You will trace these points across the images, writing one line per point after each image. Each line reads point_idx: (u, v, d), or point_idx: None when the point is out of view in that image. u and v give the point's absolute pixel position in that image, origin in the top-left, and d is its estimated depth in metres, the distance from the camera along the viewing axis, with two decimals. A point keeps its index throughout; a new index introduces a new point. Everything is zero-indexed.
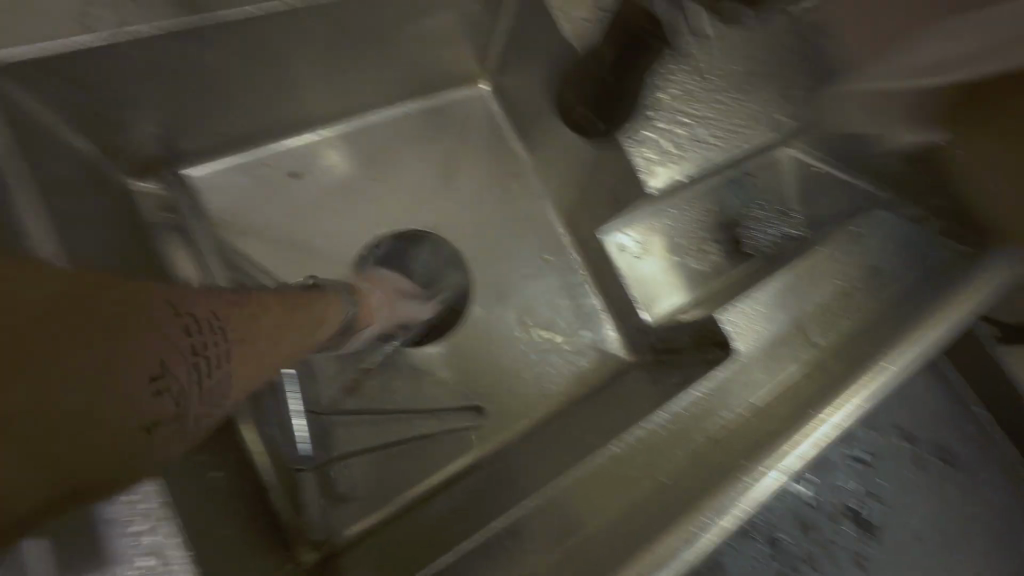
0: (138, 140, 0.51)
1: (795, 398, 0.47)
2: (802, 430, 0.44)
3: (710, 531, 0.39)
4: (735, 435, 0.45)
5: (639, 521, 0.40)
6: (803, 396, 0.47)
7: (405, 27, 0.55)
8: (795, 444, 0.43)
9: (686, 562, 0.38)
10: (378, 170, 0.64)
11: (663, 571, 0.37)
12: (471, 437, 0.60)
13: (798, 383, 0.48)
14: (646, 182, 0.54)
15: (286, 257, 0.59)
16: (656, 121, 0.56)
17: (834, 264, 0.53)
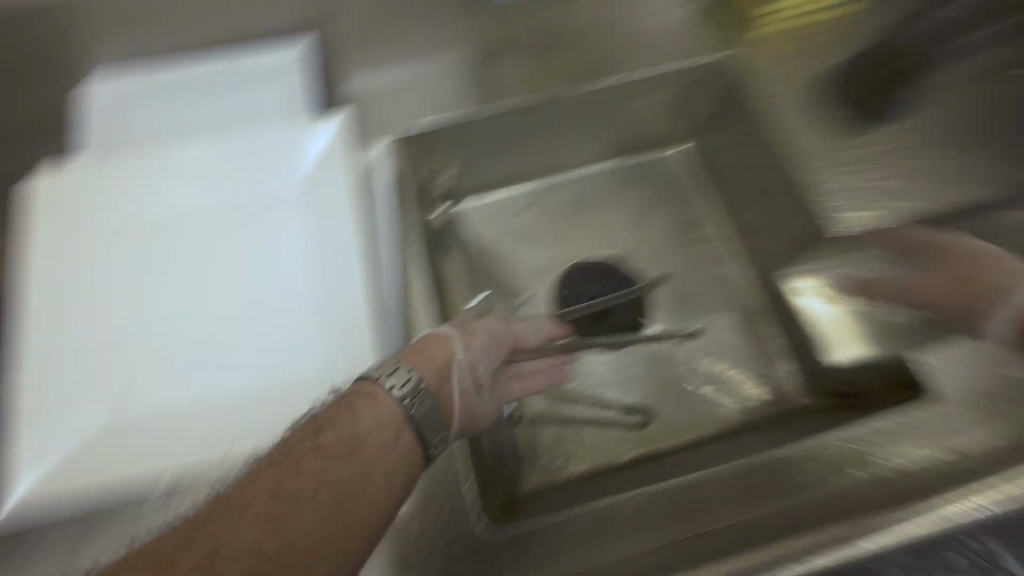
0: (440, 181, 0.74)
1: (1001, 449, 0.46)
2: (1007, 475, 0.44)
3: (869, 541, 0.42)
4: (923, 471, 0.46)
5: (807, 521, 0.44)
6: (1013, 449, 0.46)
7: (626, 104, 0.72)
8: (992, 491, 0.43)
9: (846, 554, 0.42)
10: (585, 208, 0.80)
11: (824, 555, 0.42)
12: (640, 437, 0.67)
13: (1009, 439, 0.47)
14: (824, 226, 0.62)
15: (513, 265, 0.76)
16: (840, 175, 0.62)
17: None
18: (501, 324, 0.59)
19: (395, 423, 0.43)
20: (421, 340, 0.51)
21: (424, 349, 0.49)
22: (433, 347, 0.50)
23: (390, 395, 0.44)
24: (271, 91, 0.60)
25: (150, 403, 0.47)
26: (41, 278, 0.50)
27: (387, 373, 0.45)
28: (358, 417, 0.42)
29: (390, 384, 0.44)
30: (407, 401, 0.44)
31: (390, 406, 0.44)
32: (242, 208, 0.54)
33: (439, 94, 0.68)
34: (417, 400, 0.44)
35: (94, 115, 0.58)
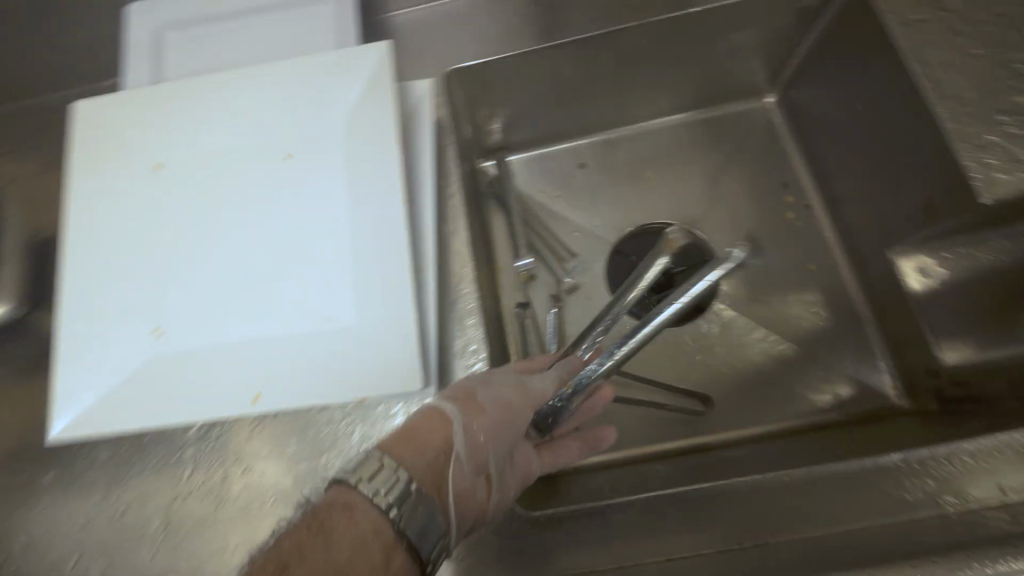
0: (493, 129, 0.68)
1: None
2: None
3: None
4: None
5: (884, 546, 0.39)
6: None
7: (713, 41, 0.62)
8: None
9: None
10: (653, 166, 0.71)
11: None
12: (698, 424, 0.59)
13: None
14: (979, 190, 0.44)
15: (566, 225, 0.70)
16: (1007, 121, 0.46)
17: None
18: (516, 391, 0.45)
19: (383, 541, 0.33)
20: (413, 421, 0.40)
21: (415, 447, 0.39)
22: (425, 439, 0.39)
23: (370, 503, 0.34)
24: (309, 13, 0.54)
25: (188, 346, 0.45)
26: (83, 209, 0.48)
27: (360, 473, 0.35)
28: (330, 538, 0.32)
29: (376, 496, 0.34)
30: (395, 522, 0.34)
31: (372, 518, 0.33)
32: (282, 147, 0.49)
33: (498, 28, 0.61)
34: (409, 513, 0.34)
35: (136, 45, 0.54)
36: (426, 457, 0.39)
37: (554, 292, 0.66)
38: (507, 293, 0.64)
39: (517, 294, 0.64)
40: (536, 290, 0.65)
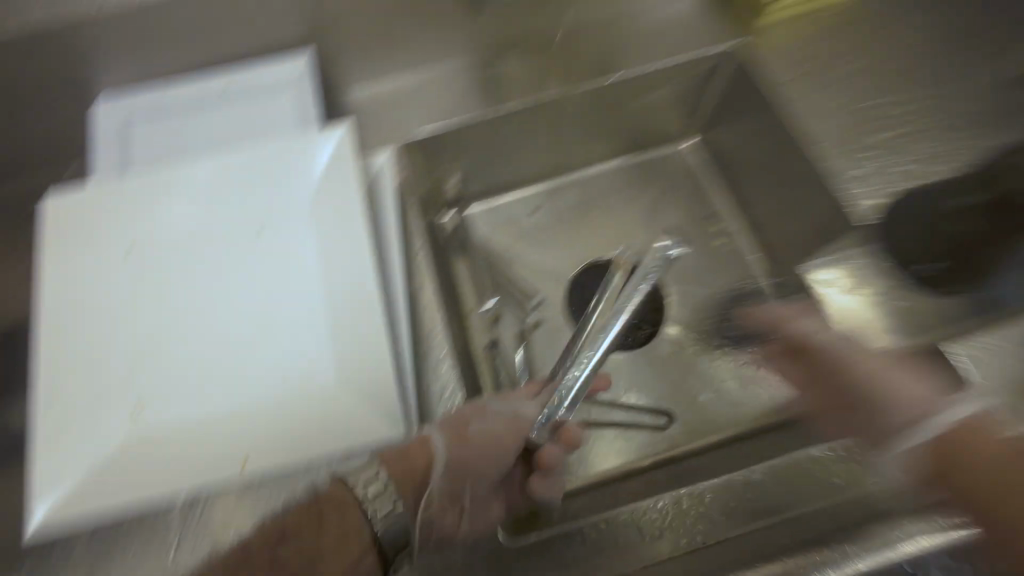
0: (448, 186, 0.74)
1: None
2: None
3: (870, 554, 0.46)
4: None
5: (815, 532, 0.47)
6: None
7: (635, 100, 0.71)
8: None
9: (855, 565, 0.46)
10: (596, 207, 0.78)
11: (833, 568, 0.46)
12: (661, 439, 0.64)
13: None
14: (851, 214, 0.59)
15: (524, 268, 0.75)
16: (867, 159, 0.60)
17: None
18: (507, 425, 0.52)
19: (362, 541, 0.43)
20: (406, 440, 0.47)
21: (406, 453, 0.47)
22: (414, 451, 0.47)
23: (359, 509, 0.43)
24: (275, 100, 0.59)
25: (168, 421, 0.46)
26: (53, 294, 0.49)
27: (363, 483, 0.44)
28: (324, 528, 0.42)
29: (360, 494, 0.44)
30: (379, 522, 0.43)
31: (358, 520, 0.43)
32: (257, 221, 0.53)
33: (447, 99, 0.68)
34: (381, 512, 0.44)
35: (106, 136, 0.57)
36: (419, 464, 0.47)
37: (519, 330, 0.70)
38: (476, 336, 0.68)
39: (484, 335, 0.68)
40: (502, 330, 0.70)
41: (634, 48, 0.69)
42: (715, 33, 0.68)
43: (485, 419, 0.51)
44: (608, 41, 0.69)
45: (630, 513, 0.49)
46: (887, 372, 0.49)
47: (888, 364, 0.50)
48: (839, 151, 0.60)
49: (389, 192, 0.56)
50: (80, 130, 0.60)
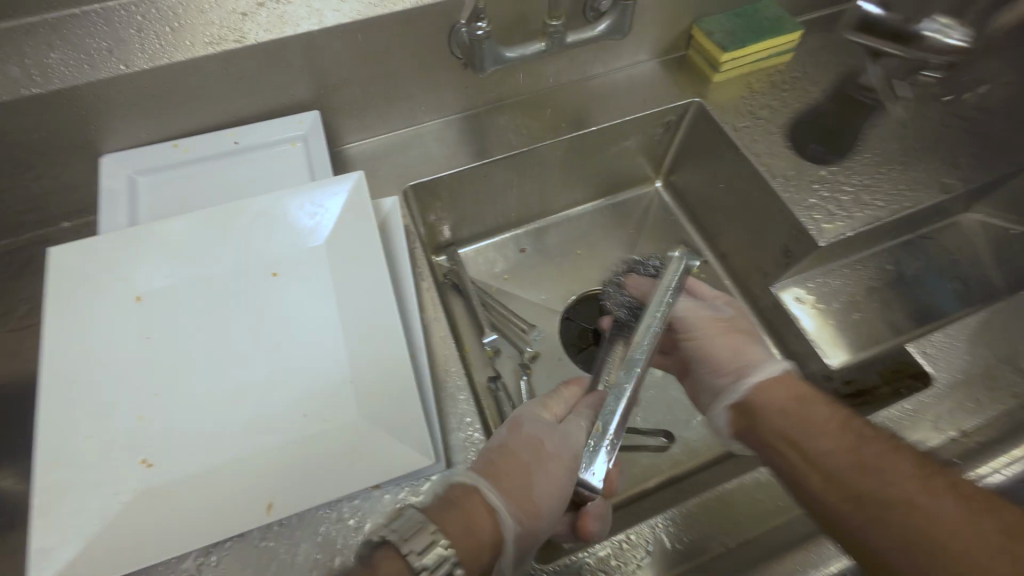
0: (442, 228, 0.78)
1: (994, 431, 0.55)
2: (1000, 457, 0.52)
3: None
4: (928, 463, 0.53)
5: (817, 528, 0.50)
6: (992, 434, 0.54)
7: (610, 147, 0.80)
8: (989, 466, 0.52)
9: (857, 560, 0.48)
10: (579, 243, 0.84)
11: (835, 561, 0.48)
12: (662, 459, 0.66)
13: (994, 420, 0.55)
14: (816, 235, 0.65)
15: (517, 302, 0.79)
16: (820, 190, 0.68)
17: (1014, 320, 0.61)
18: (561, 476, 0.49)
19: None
20: (456, 494, 0.44)
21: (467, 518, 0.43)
22: (481, 517, 0.43)
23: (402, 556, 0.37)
24: (283, 152, 0.62)
25: (182, 477, 0.44)
26: (52, 353, 0.47)
27: (410, 536, 0.38)
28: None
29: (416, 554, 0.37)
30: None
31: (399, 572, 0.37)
32: (267, 264, 0.53)
33: (440, 148, 0.73)
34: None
35: (109, 192, 0.58)
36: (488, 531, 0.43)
37: (519, 363, 0.72)
38: (478, 369, 0.69)
39: (486, 369, 0.69)
40: (502, 363, 0.71)
41: (606, 102, 0.77)
42: (675, 90, 0.78)
43: (546, 471, 0.49)
44: (583, 98, 0.78)
45: (656, 524, 0.52)
46: (713, 344, 0.60)
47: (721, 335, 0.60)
48: (792, 184, 0.69)
49: (396, 232, 0.58)
50: (82, 186, 0.61)
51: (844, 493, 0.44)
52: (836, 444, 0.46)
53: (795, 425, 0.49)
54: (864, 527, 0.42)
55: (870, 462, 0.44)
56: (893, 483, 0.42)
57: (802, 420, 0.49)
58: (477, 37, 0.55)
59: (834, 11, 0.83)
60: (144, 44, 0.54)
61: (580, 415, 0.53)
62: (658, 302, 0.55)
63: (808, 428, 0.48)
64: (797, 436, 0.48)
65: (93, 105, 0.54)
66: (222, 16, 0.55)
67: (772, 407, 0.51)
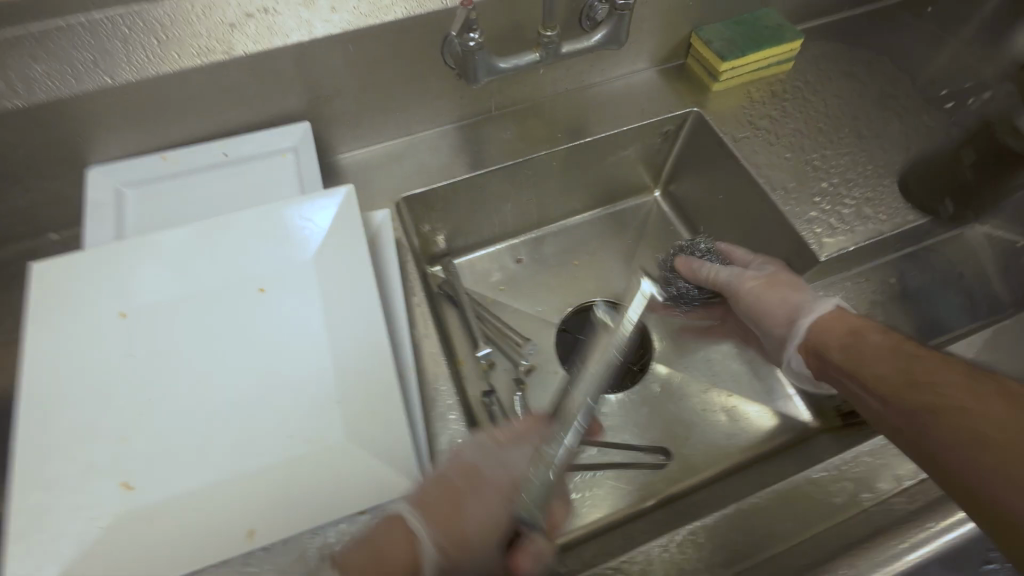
0: (436, 238, 0.77)
1: None
2: None
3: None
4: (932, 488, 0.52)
5: (820, 555, 0.49)
6: None
7: (608, 157, 0.78)
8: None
9: None
10: (577, 254, 0.83)
11: None
12: (660, 477, 0.65)
13: None
14: (817, 250, 0.64)
15: (513, 314, 0.77)
16: (821, 203, 0.67)
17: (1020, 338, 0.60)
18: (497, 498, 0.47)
19: None
20: (376, 529, 0.43)
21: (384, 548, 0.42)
22: (399, 547, 0.42)
23: None
24: (274, 163, 0.61)
25: (162, 501, 0.43)
26: (32, 372, 0.46)
27: None
28: None
29: None
30: None
31: None
32: (255, 279, 0.52)
33: (434, 158, 0.72)
34: None
35: (95, 204, 0.57)
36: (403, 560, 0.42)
37: (514, 376, 0.71)
38: (471, 383, 0.68)
39: (479, 382, 0.68)
40: (496, 376, 0.70)
41: (603, 112, 0.76)
42: (674, 99, 0.77)
43: (478, 497, 0.46)
44: (581, 107, 0.76)
45: (649, 551, 0.50)
46: (754, 290, 0.64)
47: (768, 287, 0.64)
48: (792, 196, 0.68)
49: (389, 246, 0.58)
50: (69, 197, 0.60)
51: (917, 415, 0.47)
52: (887, 372, 0.50)
53: (856, 359, 0.53)
54: (927, 431, 0.46)
55: (925, 377, 0.48)
56: (952, 394, 0.45)
57: (864, 356, 0.52)
58: (469, 48, 0.54)
59: (837, 19, 0.82)
60: (131, 56, 0.53)
61: (526, 443, 0.49)
62: (596, 360, 0.51)
63: (864, 361, 0.52)
64: (863, 367, 0.52)
65: (79, 118, 0.54)
66: (210, 27, 0.54)
67: (831, 344, 0.56)
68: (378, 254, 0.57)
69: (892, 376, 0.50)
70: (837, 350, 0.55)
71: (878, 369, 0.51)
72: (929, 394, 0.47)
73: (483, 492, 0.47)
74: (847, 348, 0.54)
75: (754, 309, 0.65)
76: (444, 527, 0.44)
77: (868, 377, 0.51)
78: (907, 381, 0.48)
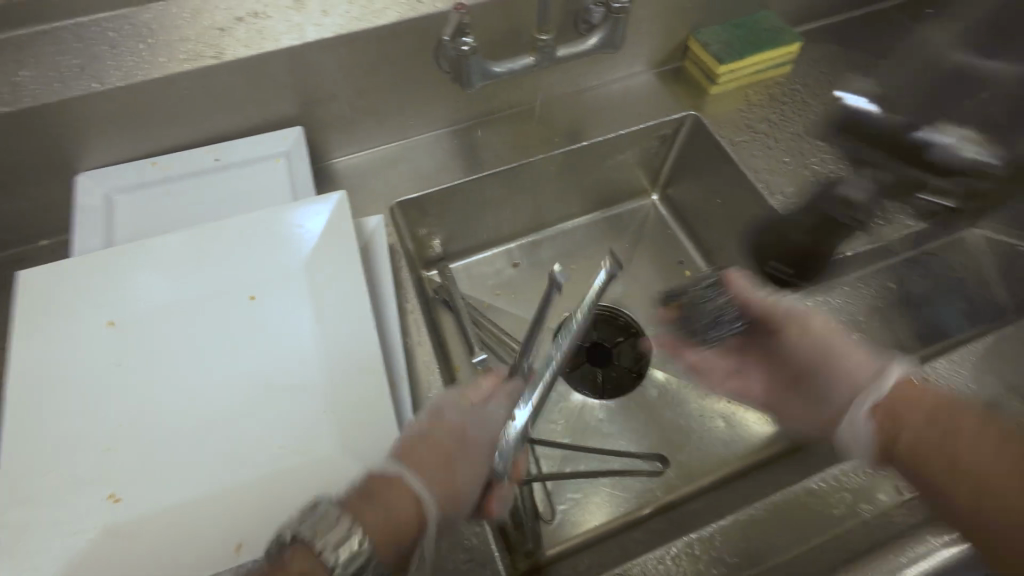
0: (431, 242, 0.76)
1: None
2: None
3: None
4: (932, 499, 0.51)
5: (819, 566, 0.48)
6: None
7: (605, 160, 0.78)
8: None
9: None
10: (574, 258, 0.82)
11: None
12: (657, 485, 0.64)
13: None
14: (813, 258, 0.65)
15: (509, 320, 0.76)
16: (819, 208, 0.67)
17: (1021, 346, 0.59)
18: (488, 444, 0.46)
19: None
20: (372, 481, 0.40)
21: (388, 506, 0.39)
22: (400, 504, 0.40)
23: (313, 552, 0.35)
24: (266, 168, 0.60)
25: (148, 513, 0.42)
26: (19, 381, 0.45)
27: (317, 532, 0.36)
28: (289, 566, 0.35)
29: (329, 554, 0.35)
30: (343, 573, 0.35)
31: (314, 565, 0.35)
32: (245, 286, 0.52)
33: (429, 163, 0.71)
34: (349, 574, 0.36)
35: (85, 210, 0.56)
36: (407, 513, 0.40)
37: None
38: None
39: None
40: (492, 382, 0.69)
41: (600, 115, 0.75)
42: (672, 102, 0.76)
43: (467, 450, 0.45)
44: (579, 110, 0.76)
45: (645, 562, 0.49)
46: (817, 343, 0.54)
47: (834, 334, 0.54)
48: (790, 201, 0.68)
49: (382, 252, 0.57)
50: (59, 203, 0.59)
51: (984, 500, 0.38)
52: (949, 441, 0.42)
53: (896, 428, 0.45)
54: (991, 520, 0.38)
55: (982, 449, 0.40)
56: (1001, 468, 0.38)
57: (907, 427, 0.44)
58: (462, 53, 0.54)
59: (835, 22, 0.82)
60: (121, 61, 0.52)
61: (495, 404, 0.47)
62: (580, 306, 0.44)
63: (929, 440, 0.43)
64: (913, 439, 0.44)
65: (69, 124, 0.53)
66: (201, 32, 0.54)
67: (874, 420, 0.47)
68: (372, 261, 0.57)
69: (942, 445, 0.42)
70: (877, 420, 0.47)
71: (935, 444, 0.42)
72: (982, 463, 0.39)
73: (472, 448, 0.45)
74: (894, 412, 0.46)
75: (812, 355, 0.55)
76: (441, 480, 0.43)
77: (929, 451, 0.42)
78: (955, 437, 0.41)
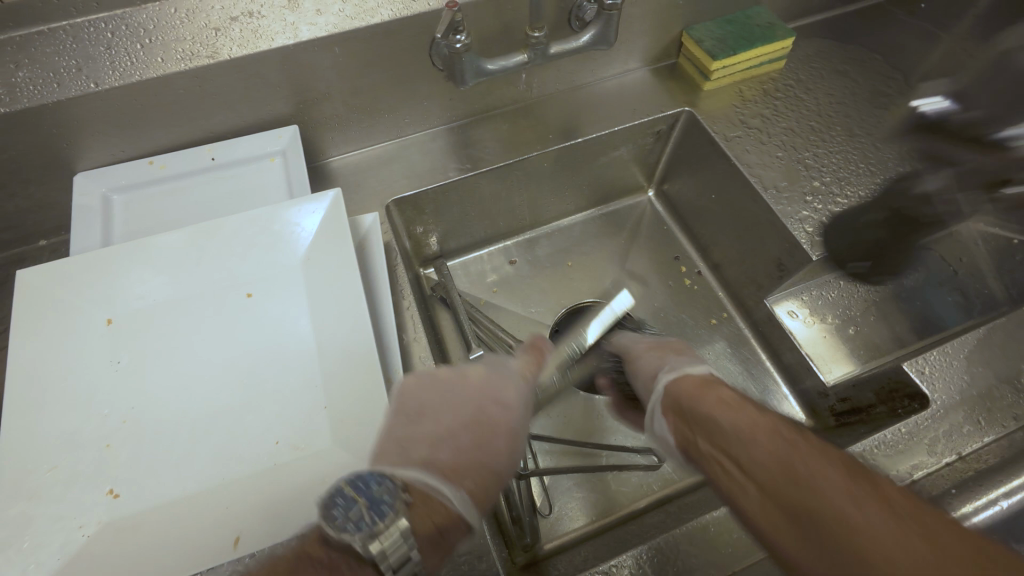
0: (429, 241, 0.76)
1: (994, 454, 0.53)
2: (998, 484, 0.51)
3: None
4: (923, 487, 0.52)
5: None
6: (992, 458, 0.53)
7: (599, 157, 0.78)
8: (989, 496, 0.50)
9: None
10: (571, 254, 0.83)
11: None
12: (653, 478, 0.65)
13: (993, 442, 0.54)
14: (809, 249, 0.63)
15: (507, 316, 0.77)
16: (812, 202, 0.66)
17: (1013, 337, 0.60)
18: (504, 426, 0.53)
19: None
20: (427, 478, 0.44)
21: (431, 501, 0.43)
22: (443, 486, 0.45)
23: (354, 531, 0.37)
24: (262, 167, 0.61)
25: (147, 507, 0.42)
26: (17, 377, 0.46)
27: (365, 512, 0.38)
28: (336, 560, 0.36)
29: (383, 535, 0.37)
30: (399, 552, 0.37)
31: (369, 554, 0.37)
32: (242, 284, 0.52)
33: (425, 161, 0.71)
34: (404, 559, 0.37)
35: (83, 209, 0.56)
36: (447, 513, 0.43)
37: None
38: None
39: None
40: None
41: (594, 112, 0.76)
42: (665, 99, 0.76)
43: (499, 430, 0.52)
44: (572, 107, 0.76)
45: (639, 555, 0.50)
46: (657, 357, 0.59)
47: (651, 352, 0.61)
48: (784, 195, 0.67)
49: (378, 249, 0.57)
50: (57, 203, 0.60)
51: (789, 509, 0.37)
52: (771, 445, 0.40)
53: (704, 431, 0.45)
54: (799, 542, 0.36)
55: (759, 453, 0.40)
56: (812, 482, 0.37)
57: (718, 426, 0.45)
58: (455, 50, 0.54)
59: (829, 17, 0.82)
60: (117, 62, 0.53)
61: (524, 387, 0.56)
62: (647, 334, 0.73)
63: (727, 438, 0.43)
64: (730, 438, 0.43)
65: (65, 123, 0.53)
66: (195, 31, 0.54)
67: (711, 418, 0.46)
68: (368, 258, 0.57)
69: (756, 452, 0.41)
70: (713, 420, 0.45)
71: (744, 442, 0.42)
72: (782, 472, 0.38)
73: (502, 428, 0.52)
74: (708, 417, 0.46)
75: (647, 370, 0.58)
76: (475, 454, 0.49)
77: (743, 447, 0.42)
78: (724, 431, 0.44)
